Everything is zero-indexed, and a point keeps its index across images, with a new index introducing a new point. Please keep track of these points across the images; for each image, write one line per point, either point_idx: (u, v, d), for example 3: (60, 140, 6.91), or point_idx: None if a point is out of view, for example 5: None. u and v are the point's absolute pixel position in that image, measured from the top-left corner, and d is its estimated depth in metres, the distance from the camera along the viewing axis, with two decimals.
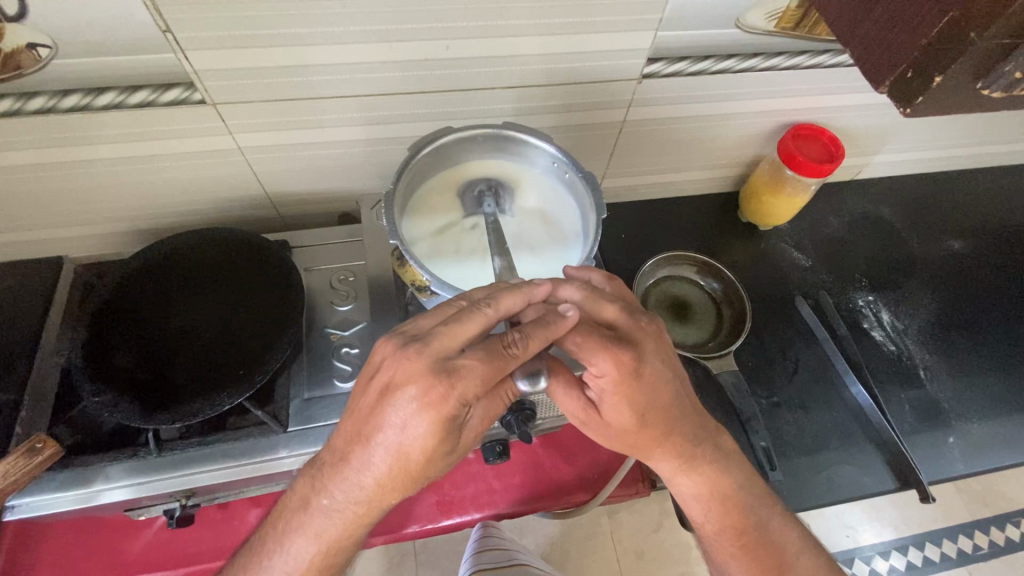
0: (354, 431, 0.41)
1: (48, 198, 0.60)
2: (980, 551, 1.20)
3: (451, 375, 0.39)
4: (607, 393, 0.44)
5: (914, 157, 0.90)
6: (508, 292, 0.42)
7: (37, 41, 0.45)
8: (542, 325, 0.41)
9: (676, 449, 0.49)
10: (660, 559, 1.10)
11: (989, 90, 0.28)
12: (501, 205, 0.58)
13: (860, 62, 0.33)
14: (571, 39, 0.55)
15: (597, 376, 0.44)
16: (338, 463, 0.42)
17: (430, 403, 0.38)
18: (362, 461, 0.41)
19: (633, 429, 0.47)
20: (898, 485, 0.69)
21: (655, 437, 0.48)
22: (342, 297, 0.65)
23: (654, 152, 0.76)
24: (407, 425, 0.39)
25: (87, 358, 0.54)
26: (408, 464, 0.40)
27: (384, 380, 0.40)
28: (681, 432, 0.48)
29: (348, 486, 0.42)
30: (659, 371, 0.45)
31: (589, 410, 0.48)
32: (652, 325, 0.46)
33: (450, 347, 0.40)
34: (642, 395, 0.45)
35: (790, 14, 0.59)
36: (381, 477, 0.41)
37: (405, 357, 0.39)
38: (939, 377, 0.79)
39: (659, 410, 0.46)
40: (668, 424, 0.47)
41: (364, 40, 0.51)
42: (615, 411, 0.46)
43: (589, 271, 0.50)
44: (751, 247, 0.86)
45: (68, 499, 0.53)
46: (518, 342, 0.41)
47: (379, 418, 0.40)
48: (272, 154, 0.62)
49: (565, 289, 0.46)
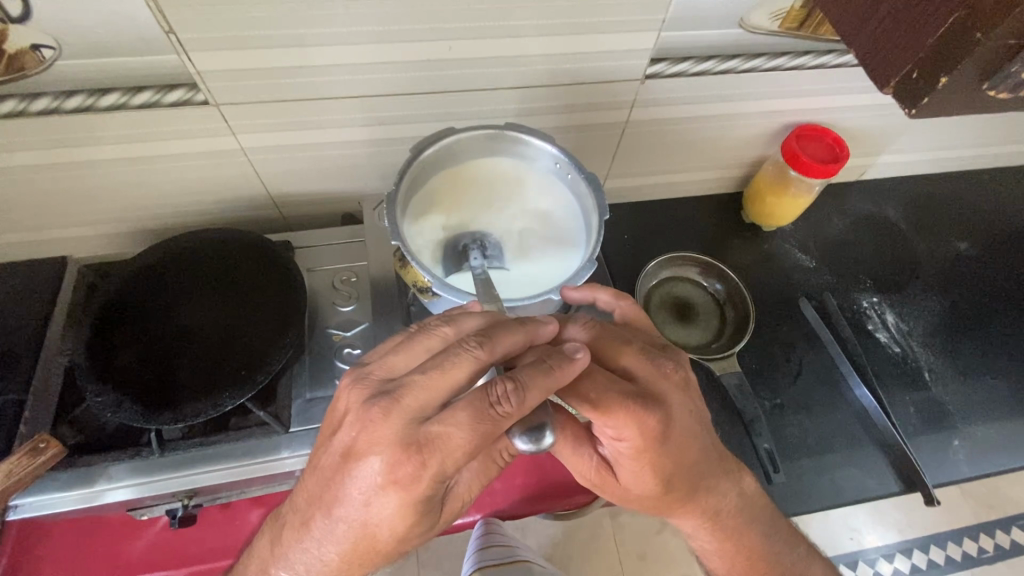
0: (318, 498, 0.41)
1: (51, 199, 0.60)
2: (986, 555, 1.19)
3: (424, 447, 0.37)
4: (627, 456, 0.45)
5: (919, 158, 0.89)
6: (504, 335, 0.40)
7: (41, 42, 0.45)
8: (541, 375, 0.39)
9: (702, 505, 0.50)
10: (662, 561, 1.10)
11: (996, 90, 0.28)
12: (488, 253, 0.55)
13: (864, 64, 0.32)
14: (575, 38, 0.55)
15: (617, 440, 0.44)
16: (302, 529, 0.42)
17: (398, 480, 0.38)
18: (325, 533, 0.41)
19: (656, 493, 0.48)
20: (902, 489, 0.69)
21: (679, 497, 0.49)
22: (344, 298, 0.66)
23: (657, 152, 0.75)
24: (372, 503, 0.39)
25: (91, 359, 0.54)
26: (375, 542, 0.40)
27: (346, 448, 0.39)
28: (704, 488, 0.50)
29: (312, 558, 0.42)
30: (684, 430, 0.45)
31: (602, 470, 0.49)
32: (678, 373, 0.46)
33: (427, 407, 0.39)
34: (667, 458, 0.45)
35: (794, 14, 0.59)
36: (344, 549, 0.41)
37: (373, 420, 0.38)
38: (944, 380, 0.78)
39: (683, 471, 0.47)
40: (692, 483, 0.48)
41: (366, 40, 0.51)
42: (634, 476, 0.46)
43: (594, 292, 0.52)
44: (754, 249, 0.85)
45: (71, 498, 0.54)
46: (507, 400, 0.37)
47: (341, 492, 0.39)
48: (275, 154, 0.62)
49: (572, 329, 0.47)
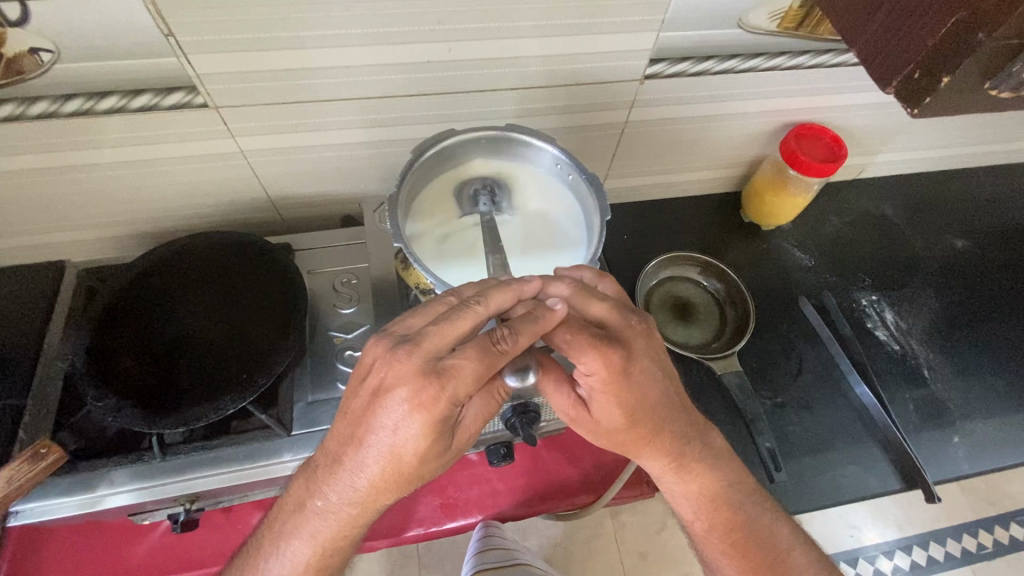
0: (347, 433, 0.42)
1: (50, 203, 0.60)
2: (984, 551, 1.20)
3: (442, 376, 0.39)
4: (596, 390, 0.44)
5: (917, 156, 0.89)
6: (498, 290, 0.41)
7: (39, 46, 0.45)
8: (530, 321, 0.41)
9: (665, 446, 0.49)
10: (663, 559, 1.10)
11: (998, 90, 0.28)
12: (496, 201, 0.57)
13: (866, 63, 0.32)
14: (575, 40, 0.55)
15: (586, 374, 0.43)
16: (332, 466, 0.42)
17: (421, 403, 0.38)
18: (356, 463, 0.41)
19: (623, 428, 0.46)
20: (904, 486, 0.69)
21: (644, 435, 0.47)
22: (345, 300, 0.65)
23: (656, 152, 0.75)
24: (399, 426, 0.39)
25: (91, 364, 0.53)
26: (401, 466, 0.41)
27: (374, 384, 0.40)
28: (670, 431, 0.48)
29: (342, 487, 0.42)
30: (648, 367, 0.45)
31: (579, 406, 0.47)
32: (642, 324, 0.45)
33: (440, 347, 0.40)
34: (631, 392, 0.44)
35: (793, 14, 0.59)
36: (374, 478, 0.41)
37: (396, 359, 0.39)
38: (943, 376, 0.79)
39: (647, 408, 0.46)
40: (657, 422, 0.47)
41: (366, 43, 0.51)
42: (603, 410, 0.45)
43: (580, 270, 0.49)
44: (753, 246, 0.85)
45: (72, 504, 0.53)
46: (506, 339, 0.40)
47: (371, 421, 0.40)
48: (275, 157, 0.62)
49: (555, 286, 0.45)
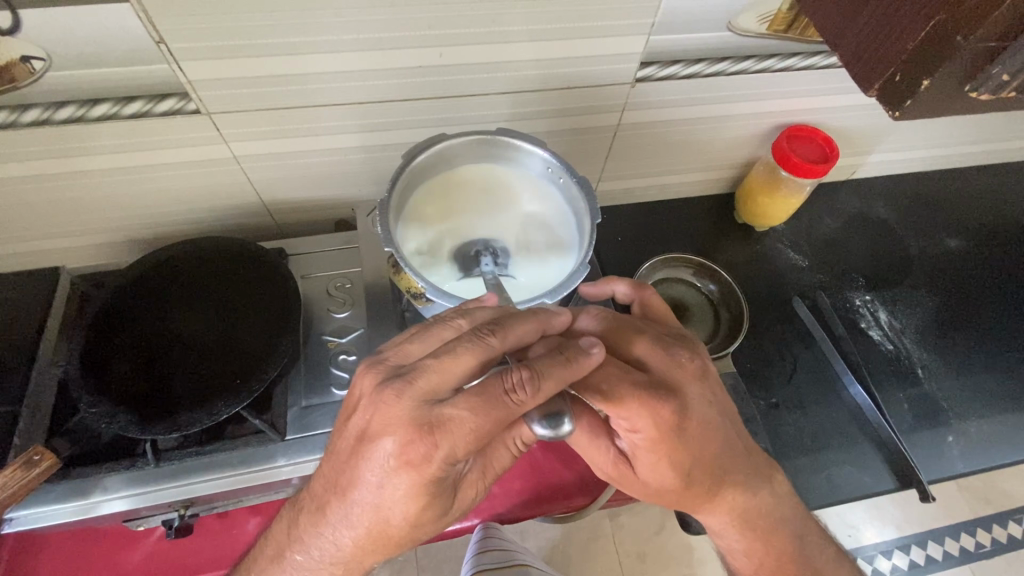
0: (334, 481, 0.42)
1: (43, 210, 0.60)
2: (983, 549, 1.20)
3: (436, 429, 0.37)
4: (642, 448, 0.44)
5: (910, 156, 0.90)
6: (518, 325, 0.41)
7: (31, 54, 0.45)
8: (556, 366, 0.39)
9: (730, 505, 0.47)
10: (663, 562, 1.10)
11: (978, 92, 0.28)
12: (500, 262, 0.55)
13: (849, 66, 0.33)
14: (565, 43, 0.56)
15: (632, 431, 0.43)
16: (318, 514, 0.43)
17: (409, 461, 0.38)
18: (341, 516, 0.41)
19: (676, 489, 0.46)
20: (898, 485, 0.69)
21: (703, 495, 0.46)
22: (339, 305, 0.66)
23: (649, 155, 0.76)
24: (383, 486, 0.39)
25: (83, 371, 0.53)
26: (387, 528, 0.41)
27: (360, 427, 0.40)
28: (734, 488, 0.47)
29: (328, 541, 0.43)
30: (705, 421, 0.44)
31: (621, 463, 0.48)
32: (696, 365, 0.46)
33: (439, 391, 0.39)
34: (686, 453, 0.43)
35: (782, 17, 0.59)
36: (359, 536, 0.41)
37: (385, 401, 0.39)
38: (937, 375, 0.79)
39: (706, 467, 0.45)
40: (717, 480, 0.46)
41: (358, 48, 0.51)
42: (652, 471, 0.45)
43: (612, 283, 0.55)
44: (748, 248, 0.86)
45: (67, 511, 0.54)
46: (523, 388, 0.38)
47: (356, 474, 0.40)
48: (267, 162, 0.62)
49: (583, 319, 0.50)
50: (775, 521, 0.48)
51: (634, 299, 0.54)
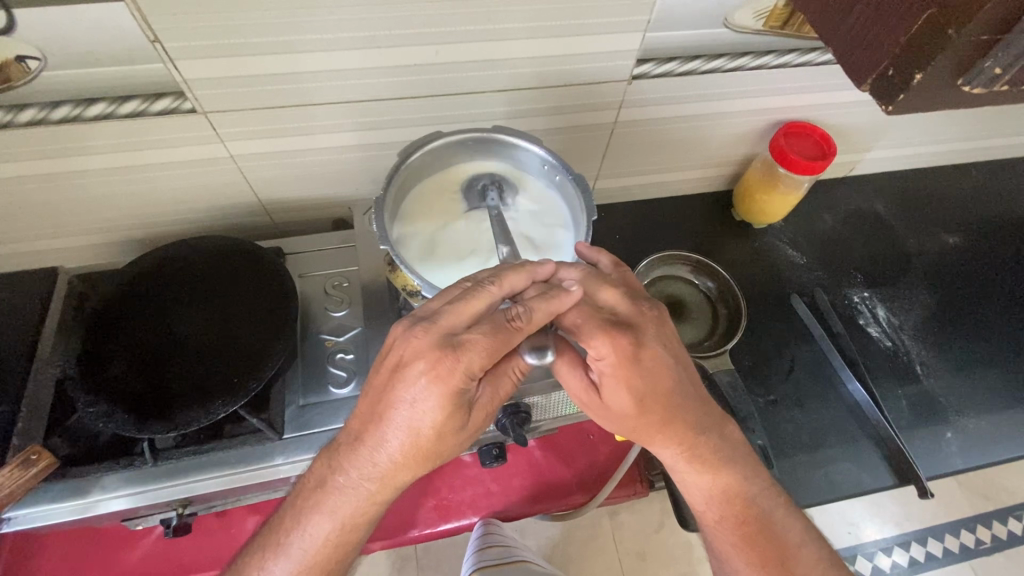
0: (368, 411, 0.42)
1: (40, 209, 0.60)
2: (983, 546, 1.20)
3: (457, 348, 0.40)
4: (606, 375, 0.44)
5: (908, 152, 0.89)
6: (512, 271, 0.42)
7: (26, 53, 0.45)
8: (547, 298, 0.41)
9: (678, 433, 0.47)
10: (662, 560, 1.10)
11: (970, 86, 0.28)
12: (504, 196, 0.57)
13: (842, 60, 0.33)
14: (561, 41, 0.55)
15: (596, 359, 0.44)
16: (353, 442, 0.43)
17: (438, 374, 0.40)
18: (376, 440, 0.42)
19: (633, 415, 0.46)
20: (897, 482, 0.69)
21: (655, 423, 0.46)
22: (336, 303, 0.66)
23: (646, 152, 0.76)
24: (416, 400, 0.40)
25: (82, 369, 0.54)
26: (420, 442, 0.41)
27: (394, 359, 0.41)
28: (685, 419, 0.47)
29: (363, 463, 0.43)
30: (660, 355, 0.45)
31: (589, 391, 0.47)
32: (654, 311, 0.46)
33: (454, 325, 0.41)
34: (641, 379, 0.44)
35: (778, 13, 0.59)
36: (395, 455, 0.42)
37: (414, 335, 0.40)
38: (936, 373, 0.79)
39: (661, 397, 0.45)
40: (669, 410, 0.46)
41: (353, 46, 0.51)
42: (615, 397, 0.45)
43: (599, 254, 0.51)
44: (745, 245, 0.86)
45: (65, 510, 0.54)
46: (521, 315, 0.41)
47: (390, 397, 0.41)
48: (264, 161, 0.62)
49: (566, 271, 0.47)
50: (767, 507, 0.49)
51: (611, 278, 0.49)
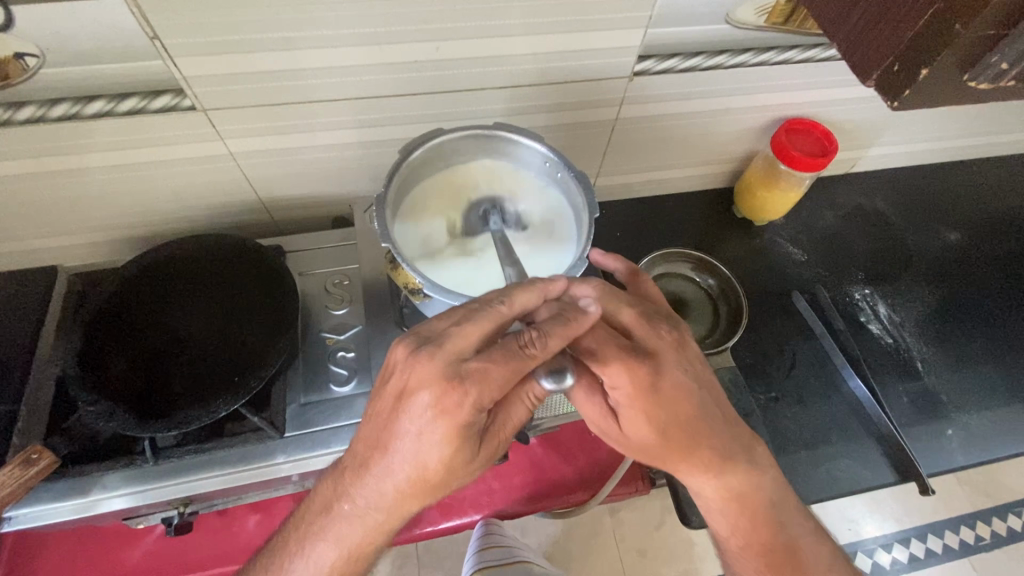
0: (373, 437, 0.42)
1: (40, 208, 0.60)
2: (983, 542, 1.20)
3: (464, 380, 0.39)
4: (623, 405, 0.44)
5: (909, 149, 0.89)
6: (522, 289, 0.42)
7: (24, 50, 0.45)
8: (560, 324, 0.41)
9: (705, 462, 0.45)
10: (663, 557, 1.10)
11: (976, 82, 0.28)
12: (506, 217, 0.57)
13: (846, 56, 0.33)
14: (563, 38, 0.55)
15: (611, 387, 0.44)
16: (358, 469, 0.43)
17: (445, 408, 0.39)
18: (382, 469, 0.41)
19: (654, 445, 0.45)
20: (898, 479, 0.69)
21: (681, 455, 0.45)
22: (337, 301, 0.65)
23: (647, 150, 0.75)
24: (422, 433, 0.39)
25: (80, 368, 0.53)
26: (426, 474, 0.41)
27: (399, 387, 0.40)
28: (711, 449, 0.45)
29: (370, 492, 0.42)
30: (680, 383, 0.44)
31: (608, 419, 0.47)
32: (672, 334, 0.46)
33: (463, 350, 0.40)
34: (661, 410, 0.44)
35: (779, 9, 0.59)
36: (401, 485, 0.42)
37: (418, 361, 0.39)
38: (937, 370, 0.79)
39: (683, 426, 0.44)
40: (694, 440, 0.45)
41: (354, 43, 0.51)
42: (632, 427, 0.45)
43: (610, 259, 0.54)
44: (747, 242, 0.85)
45: (66, 509, 0.54)
46: (535, 342, 0.40)
47: (396, 427, 0.41)
48: (264, 159, 0.62)
49: (579, 287, 0.47)
50: (771, 502, 0.48)
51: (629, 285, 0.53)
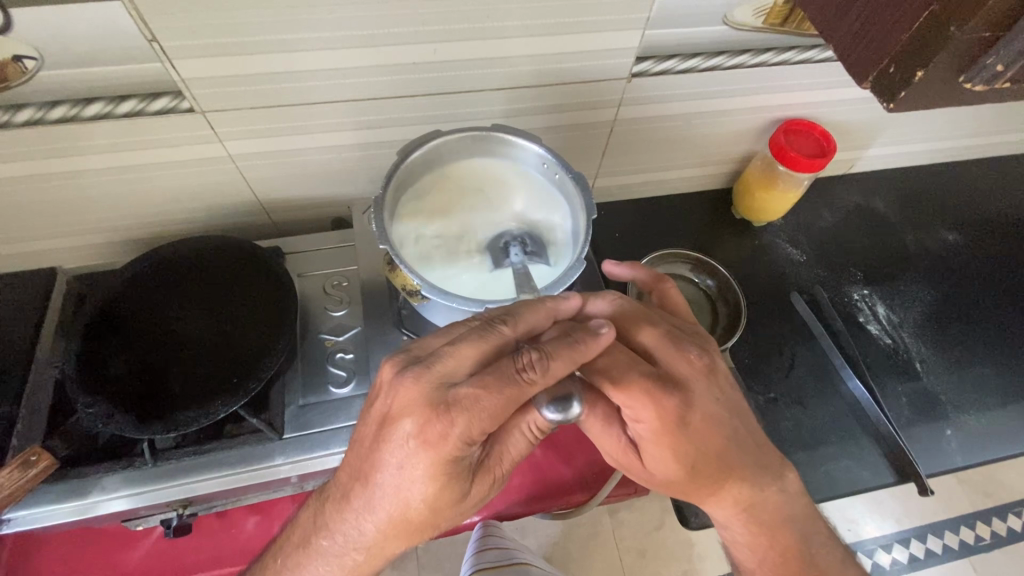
0: (357, 469, 0.42)
1: (39, 210, 0.60)
2: (983, 542, 1.20)
3: (452, 407, 0.39)
4: (646, 439, 0.44)
5: (907, 149, 0.89)
6: (530, 310, 0.43)
7: (23, 53, 0.45)
8: (567, 348, 0.40)
9: (738, 496, 0.45)
10: (663, 559, 1.10)
11: (972, 83, 0.29)
12: (528, 248, 0.54)
13: (843, 58, 0.33)
14: (560, 39, 0.55)
15: (635, 421, 0.44)
16: (341, 502, 0.43)
17: (427, 440, 0.39)
18: (364, 502, 0.42)
19: (682, 480, 0.45)
20: (897, 479, 0.70)
21: (712, 488, 0.45)
22: (335, 302, 0.65)
23: (646, 151, 0.76)
24: (403, 466, 0.40)
25: (79, 369, 0.54)
26: (408, 512, 0.41)
27: (384, 412, 0.41)
28: (743, 480, 0.45)
29: (353, 528, 0.43)
30: (709, 415, 0.44)
31: (629, 450, 0.47)
32: (703, 360, 0.46)
33: (454, 374, 0.40)
34: (690, 445, 0.43)
35: (777, 11, 0.59)
36: (382, 523, 0.42)
37: (405, 384, 0.40)
38: (936, 370, 0.79)
39: (713, 460, 0.44)
40: (724, 473, 0.45)
41: (352, 45, 0.51)
42: (658, 461, 0.45)
43: (636, 270, 0.55)
44: (746, 244, 0.86)
45: (65, 511, 0.54)
46: (533, 367, 0.39)
47: (378, 459, 0.40)
48: (262, 160, 0.62)
49: (594, 304, 0.50)
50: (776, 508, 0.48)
51: (652, 291, 0.54)
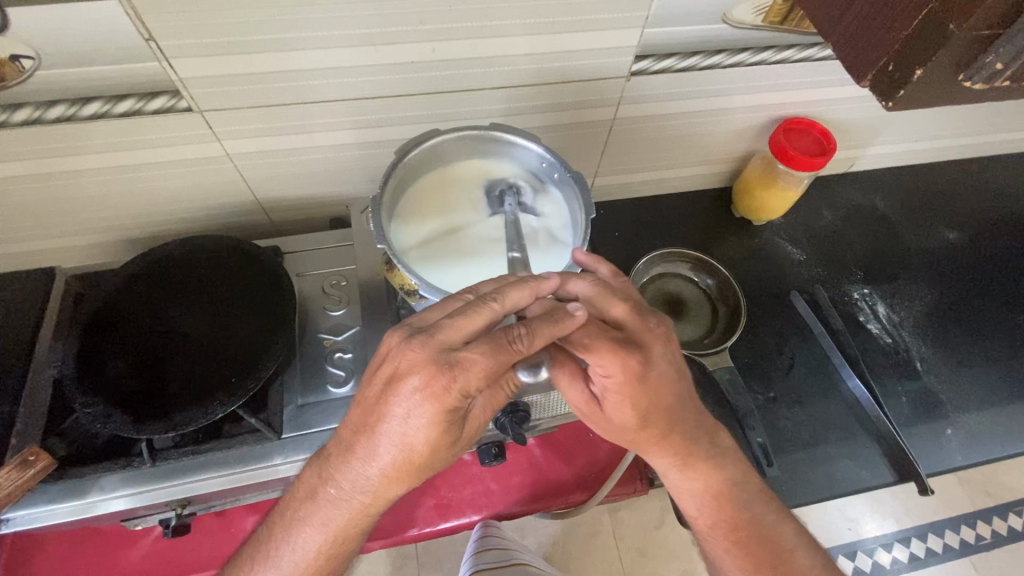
0: (361, 423, 0.42)
1: (38, 210, 0.60)
2: (984, 541, 1.20)
3: (454, 367, 0.39)
4: (610, 391, 0.44)
5: (908, 147, 0.89)
6: (514, 287, 0.41)
7: (20, 53, 0.45)
8: (548, 324, 0.40)
9: (674, 443, 0.48)
10: (663, 558, 1.10)
11: (971, 82, 0.28)
12: (522, 200, 0.57)
13: (841, 56, 0.32)
14: (558, 39, 0.55)
15: (603, 376, 0.43)
16: (345, 453, 0.43)
17: (433, 392, 0.39)
18: (368, 453, 0.42)
19: (632, 428, 0.46)
20: (898, 479, 0.69)
21: (654, 436, 0.47)
22: (334, 302, 0.65)
23: (646, 150, 0.75)
24: (410, 415, 0.40)
25: (78, 369, 0.54)
26: (412, 456, 0.41)
27: (389, 371, 0.40)
28: (681, 432, 0.48)
29: (356, 476, 0.43)
30: (664, 373, 0.44)
31: (591, 402, 0.47)
32: (661, 327, 0.45)
33: (453, 340, 0.40)
34: (645, 397, 0.44)
35: (778, 8, 0.58)
36: (386, 467, 0.42)
37: (411, 348, 0.40)
38: (936, 369, 0.79)
39: (661, 412, 0.46)
40: (668, 424, 0.47)
41: (351, 44, 0.51)
42: (618, 411, 0.45)
43: (599, 264, 0.49)
44: (746, 242, 0.85)
45: (66, 509, 0.54)
46: (522, 339, 0.40)
47: (383, 410, 0.41)
48: (260, 160, 0.61)
49: (573, 283, 0.46)
50: None
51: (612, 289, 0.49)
